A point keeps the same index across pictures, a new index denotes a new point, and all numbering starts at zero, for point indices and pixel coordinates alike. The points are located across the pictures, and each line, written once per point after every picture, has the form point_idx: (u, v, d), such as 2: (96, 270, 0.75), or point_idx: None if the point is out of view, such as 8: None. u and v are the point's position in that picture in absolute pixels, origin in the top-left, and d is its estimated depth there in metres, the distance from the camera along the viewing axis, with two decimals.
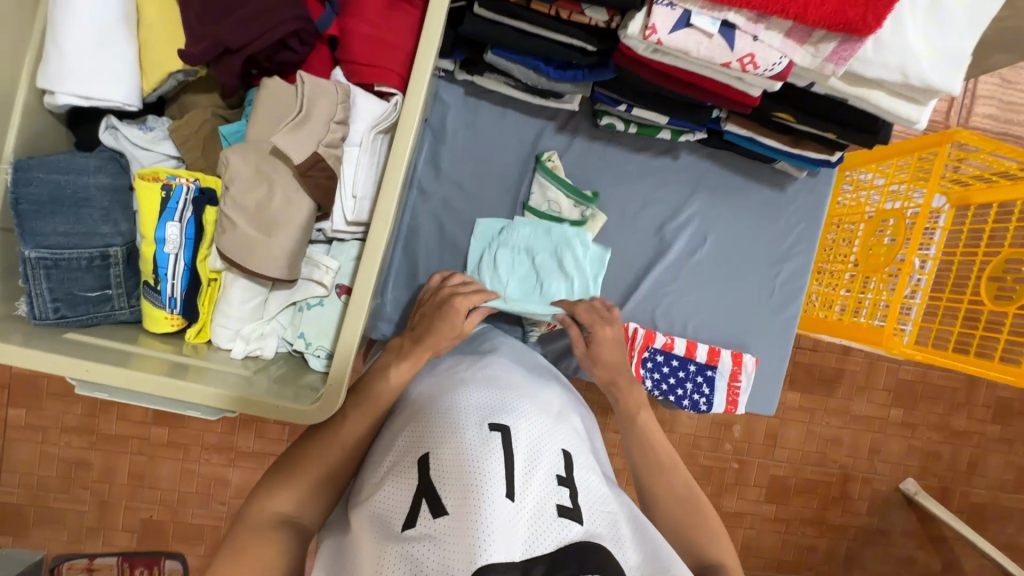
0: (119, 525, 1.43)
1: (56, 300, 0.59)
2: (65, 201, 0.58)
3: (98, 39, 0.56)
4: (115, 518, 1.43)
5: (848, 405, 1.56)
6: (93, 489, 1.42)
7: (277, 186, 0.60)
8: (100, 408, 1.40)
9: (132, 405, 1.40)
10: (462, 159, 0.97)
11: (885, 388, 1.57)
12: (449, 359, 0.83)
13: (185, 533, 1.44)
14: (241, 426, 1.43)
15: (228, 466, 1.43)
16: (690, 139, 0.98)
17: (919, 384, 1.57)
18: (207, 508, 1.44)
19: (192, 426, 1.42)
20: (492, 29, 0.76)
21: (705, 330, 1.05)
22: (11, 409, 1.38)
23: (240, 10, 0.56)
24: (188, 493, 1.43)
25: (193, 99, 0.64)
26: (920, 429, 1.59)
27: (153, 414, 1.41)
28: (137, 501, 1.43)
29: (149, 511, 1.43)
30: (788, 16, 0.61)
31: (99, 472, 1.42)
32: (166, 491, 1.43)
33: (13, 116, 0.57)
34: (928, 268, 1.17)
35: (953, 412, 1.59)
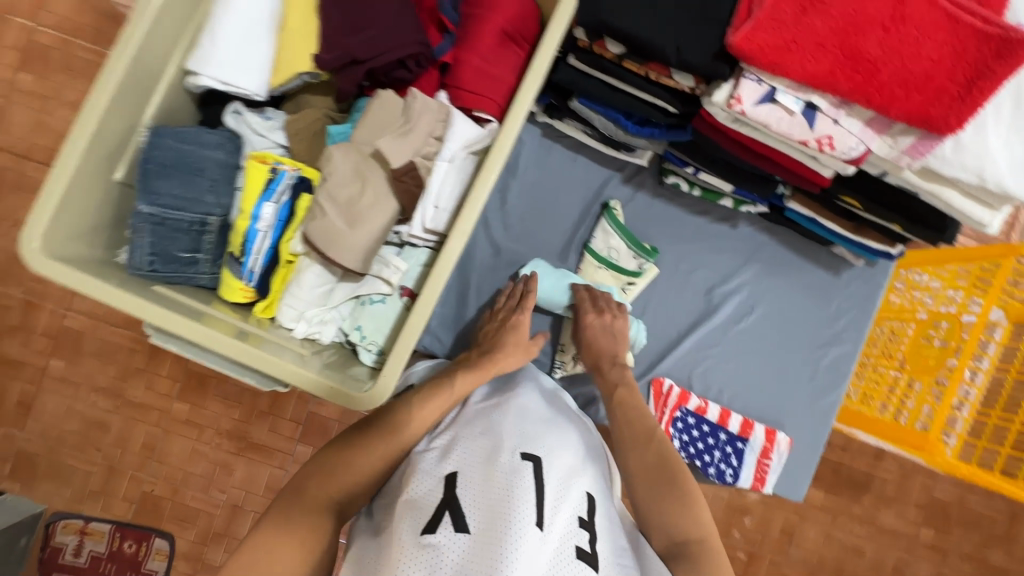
0: (121, 493, 1.40)
1: (153, 253, 0.64)
2: (183, 168, 0.64)
3: (245, 36, 0.63)
4: (119, 485, 1.40)
5: (875, 515, 1.48)
6: (106, 452, 1.40)
7: (369, 184, 0.64)
8: (130, 373, 1.39)
9: (161, 376, 1.40)
10: (528, 194, 1.02)
11: (916, 505, 1.48)
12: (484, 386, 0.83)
13: (181, 514, 1.40)
14: (258, 417, 1.41)
15: (237, 455, 1.41)
16: (750, 211, 1.02)
17: (954, 507, 1.48)
18: (206, 494, 1.40)
19: (209, 409, 1.40)
20: (583, 80, 0.82)
21: (740, 401, 1.03)
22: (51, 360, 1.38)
23: (373, 29, 0.62)
24: (191, 475, 1.41)
25: (309, 99, 0.70)
26: (950, 556, 1.48)
27: (178, 390, 1.40)
28: (144, 472, 1.40)
29: (151, 485, 1.41)
30: (871, 106, 0.64)
31: (115, 437, 1.40)
32: (172, 468, 1.40)
33: (157, 89, 0.65)
34: (978, 380, 1.14)
35: (990, 545, 1.48)
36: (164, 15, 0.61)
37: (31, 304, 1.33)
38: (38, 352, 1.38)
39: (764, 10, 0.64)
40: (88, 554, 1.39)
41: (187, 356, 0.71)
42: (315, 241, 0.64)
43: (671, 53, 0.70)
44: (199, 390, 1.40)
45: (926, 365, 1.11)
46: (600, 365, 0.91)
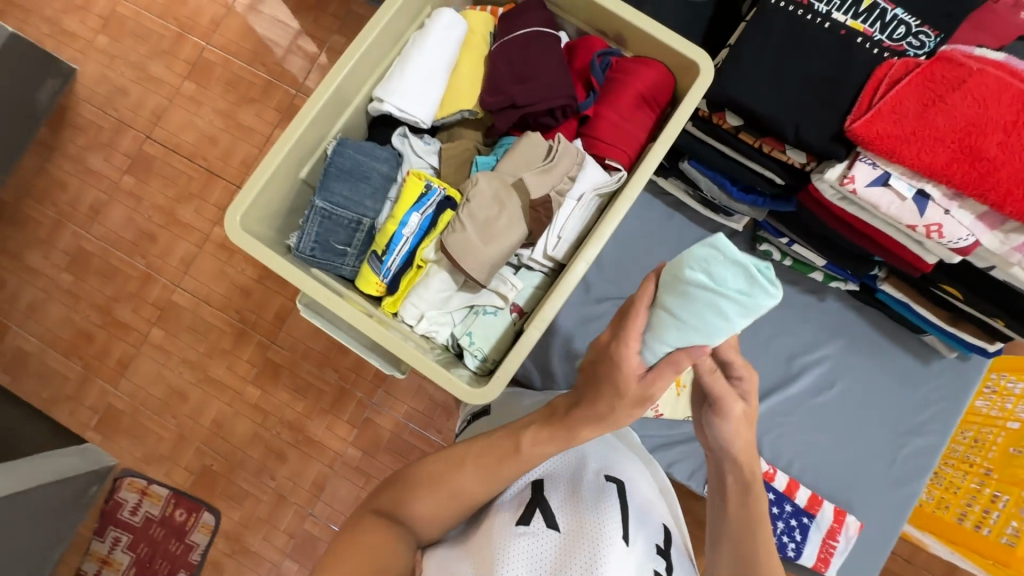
0: (184, 462, 1.40)
1: (316, 241, 0.76)
2: (355, 174, 0.76)
3: (425, 75, 0.76)
4: (184, 454, 1.40)
5: None
6: (179, 420, 1.41)
7: (506, 209, 0.72)
8: (217, 351, 1.41)
9: (243, 359, 1.40)
10: (623, 241, 1.09)
11: None
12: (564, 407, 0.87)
13: (230, 492, 1.38)
14: (319, 414, 1.38)
15: (293, 445, 1.38)
16: (840, 287, 1.04)
17: None
18: (257, 479, 1.38)
19: (275, 398, 1.39)
20: (698, 145, 0.91)
21: (810, 474, 1.02)
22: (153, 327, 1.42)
23: (533, 82, 0.74)
24: (248, 457, 1.38)
25: (461, 131, 0.81)
26: None
27: (255, 374, 1.40)
28: (208, 447, 1.40)
29: (212, 460, 1.39)
30: (986, 201, 0.67)
31: (192, 408, 1.41)
32: (234, 447, 1.39)
33: (346, 109, 0.78)
34: None
35: None
36: (369, 53, 0.75)
37: (152, 274, 1.41)
38: (144, 318, 1.42)
39: (885, 103, 0.70)
40: (144, 515, 1.40)
41: (327, 331, 0.84)
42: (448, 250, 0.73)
43: (789, 131, 0.77)
44: (276, 376, 1.40)
45: (1016, 475, 1.06)
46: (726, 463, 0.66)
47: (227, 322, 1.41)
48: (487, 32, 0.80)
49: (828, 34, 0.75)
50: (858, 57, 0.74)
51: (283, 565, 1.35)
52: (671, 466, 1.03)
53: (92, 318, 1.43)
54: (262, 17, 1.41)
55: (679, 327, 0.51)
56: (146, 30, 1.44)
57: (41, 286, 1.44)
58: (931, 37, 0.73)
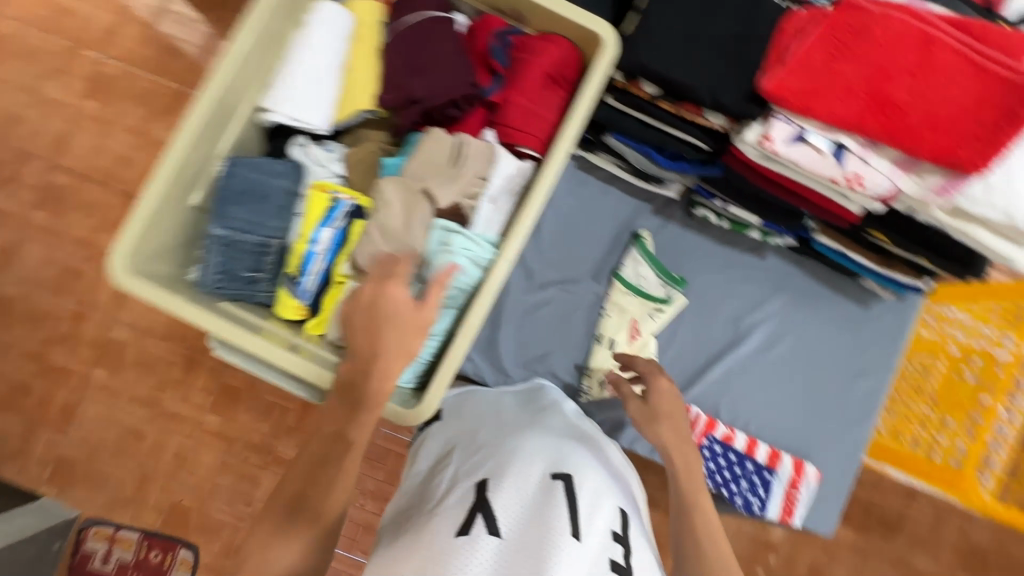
0: (150, 501, 1.33)
1: (220, 272, 0.70)
2: (253, 195, 0.70)
3: (314, 77, 0.70)
4: (149, 492, 1.33)
5: (908, 556, 1.43)
6: (137, 460, 1.33)
7: (417, 216, 0.68)
8: (168, 384, 1.34)
9: (196, 388, 1.35)
10: (561, 222, 1.06)
11: (952, 548, 1.44)
12: (512, 408, 0.85)
13: (206, 525, 1.33)
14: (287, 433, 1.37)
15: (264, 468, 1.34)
16: (779, 243, 1.04)
17: (991, 552, 1.43)
18: (231, 507, 1.33)
19: (239, 422, 1.35)
20: (617, 117, 0.87)
21: (768, 431, 1.04)
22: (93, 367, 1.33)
23: (430, 72, 0.68)
24: (218, 487, 1.33)
25: (365, 134, 0.76)
26: None
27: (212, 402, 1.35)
28: (174, 482, 1.33)
29: (180, 496, 1.33)
30: (900, 146, 0.67)
31: (150, 445, 1.34)
32: (201, 479, 1.34)
33: (234, 122, 0.71)
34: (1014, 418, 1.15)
35: None
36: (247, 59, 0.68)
37: (80, 314, 1.31)
38: (83, 360, 1.33)
39: (794, 57, 0.68)
40: (116, 562, 1.31)
41: (243, 367, 0.76)
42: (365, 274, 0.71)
43: (705, 96, 0.75)
44: (233, 401, 1.36)
45: (961, 402, 1.11)
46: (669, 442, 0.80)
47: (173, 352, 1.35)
48: (378, 20, 0.73)
49: None
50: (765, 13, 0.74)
51: None
52: (633, 441, 1.03)
53: (22, 368, 1.33)
54: (157, 23, 1.30)
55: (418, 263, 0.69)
56: (32, 47, 1.30)
57: None
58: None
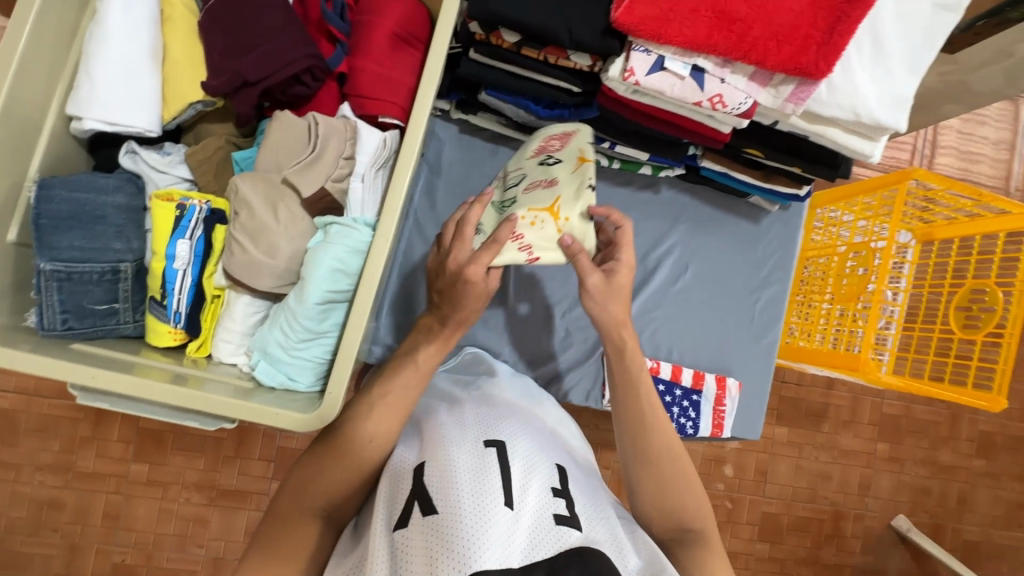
0: (89, 569, 1.29)
1: (65, 311, 0.61)
2: (83, 218, 0.61)
3: (124, 73, 0.61)
4: (85, 560, 1.29)
5: (835, 439, 1.59)
6: (64, 531, 1.28)
7: (281, 209, 0.63)
8: (79, 443, 1.29)
9: (113, 440, 1.30)
10: (455, 191, 1.03)
11: (870, 422, 1.60)
12: (445, 380, 0.84)
13: None
14: (225, 462, 1.32)
15: (209, 505, 1.31)
16: (669, 175, 1.06)
17: (903, 418, 1.61)
18: (183, 552, 1.30)
19: (172, 463, 1.31)
20: (487, 71, 0.85)
21: (690, 357, 1.08)
22: None
23: (259, 48, 0.61)
24: (164, 536, 1.30)
25: (208, 128, 0.68)
26: (907, 463, 1.61)
27: (135, 450, 1.30)
28: (111, 543, 1.29)
29: (122, 555, 1.29)
30: (751, 61, 0.68)
31: (73, 513, 1.28)
32: (142, 533, 1.30)
33: (41, 138, 0.62)
34: (901, 300, 1.25)
35: (938, 447, 1.62)
36: (34, 63, 0.59)
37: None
38: None
39: None
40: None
41: (120, 410, 0.67)
42: (239, 279, 0.64)
43: (563, 34, 0.72)
44: (156, 445, 1.30)
45: (851, 293, 1.19)
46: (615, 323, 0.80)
47: (75, 409, 1.28)
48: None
49: None
50: None
51: None
52: (570, 392, 1.04)
53: None
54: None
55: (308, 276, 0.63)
56: None
57: None
58: None
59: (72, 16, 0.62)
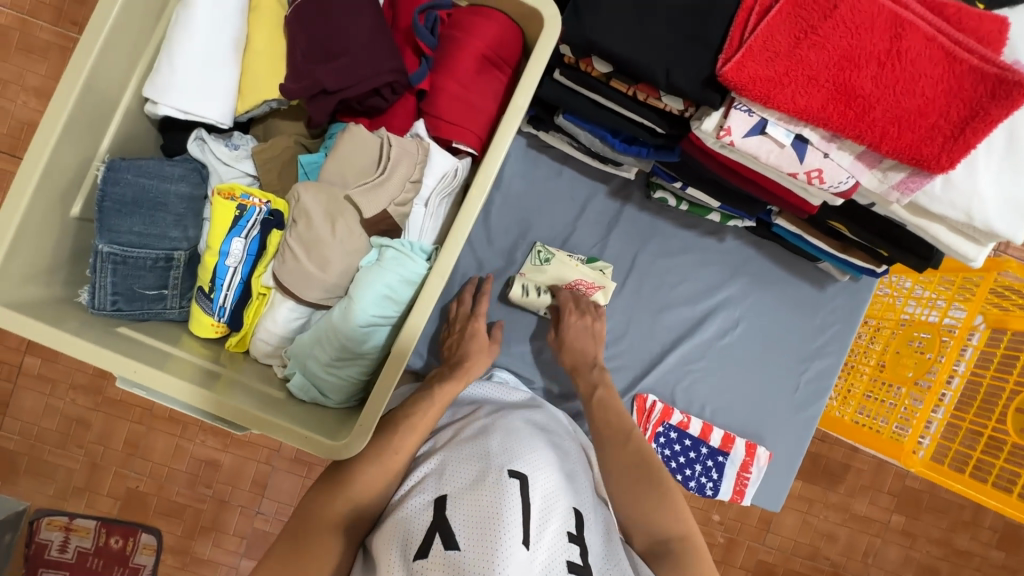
0: (105, 489, 1.35)
1: (116, 293, 0.61)
2: (145, 204, 0.60)
3: (204, 63, 0.59)
4: (102, 481, 1.35)
5: (849, 502, 1.52)
6: (87, 449, 1.34)
7: (339, 224, 0.61)
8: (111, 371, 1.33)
9: None
10: (512, 206, 0.99)
11: (889, 492, 1.53)
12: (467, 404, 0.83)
13: (166, 509, 1.35)
14: None
15: (222, 451, 1.35)
16: (737, 225, 1.00)
17: (924, 494, 1.53)
18: (191, 490, 1.35)
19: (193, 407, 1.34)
20: (568, 97, 0.80)
21: (722, 414, 1.03)
22: (27, 358, 1.32)
23: (344, 57, 0.58)
24: (177, 471, 1.35)
25: (278, 125, 0.67)
26: (919, 541, 1.54)
27: None
28: (128, 469, 1.34)
29: (137, 482, 1.35)
30: (864, 141, 0.62)
31: (97, 435, 1.34)
32: (158, 464, 1.35)
33: (114, 115, 0.61)
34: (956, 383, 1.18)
35: (956, 530, 1.54)
36: (119, 41, 0.57)
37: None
38: (12, 348, 1.31)
39: (756, 38, 0.61)
40: (76, 550, 1.33)
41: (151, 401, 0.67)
42: (285, 286, 0.63)
43: (660, 77, 0.67)
44: None
45: (905, 372, 1.13)
46: (579, 366, 0.93)
47: None
48: None
49: None
50: None
51: (240, 565, 1.36)
52: None
53: None
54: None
55: (355, 300, 0.61)
56: None
57: None
58: None
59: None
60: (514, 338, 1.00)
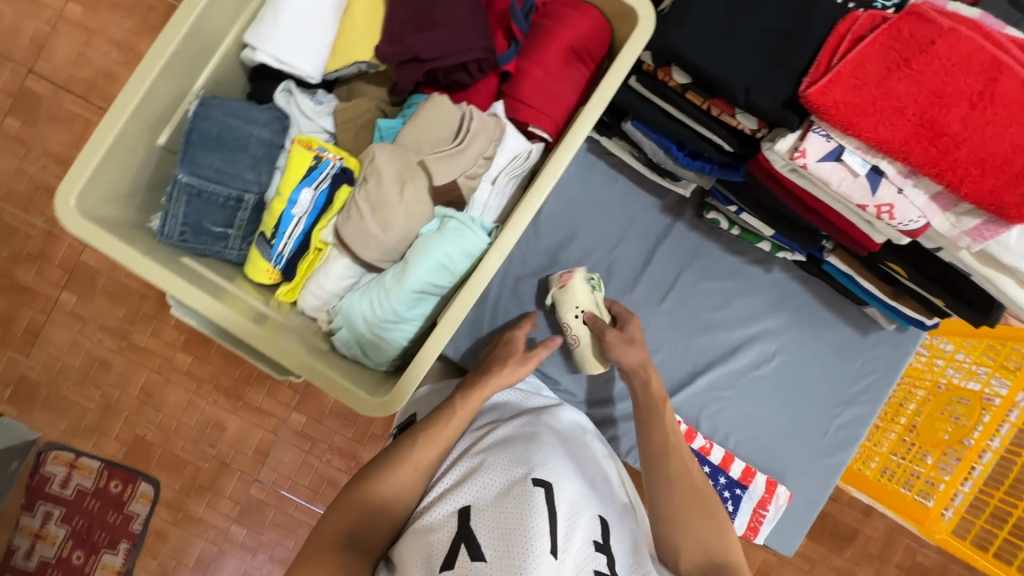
0: (113, 433, 1.30)
1: (184, 225, 0.62)
2: (227, 143, 0.62)
3: (306, 17, 0.61)
4: (113, 425, 1.29)
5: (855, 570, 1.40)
6: (103, 391, 1.29)
7: (408, 188, 0.62)
8: (139, 317, 1.28)
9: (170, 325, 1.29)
10: (563, 207, 1.00)
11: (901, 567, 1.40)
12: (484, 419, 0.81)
13: (168, 463, 1.29)
14: (257, 380, 1.31)
15: (231, 413, 1.31)
16: (786, 258, 0.99)
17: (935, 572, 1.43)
18: (196, 447, 1.30)
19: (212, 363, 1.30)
20: (641, 105, 0.80)
21: (745, 447, 1.01)
22: (64, 293, 1.27)
23: (440, 28, 0.60)
24: (186, 426, 1.29)
25: (362, 89, 0.68)
26: None
27: (185, 341, 1.29)
28: (139, 417, 1.29)
29: (146, 430, 1.29)
30: (943, 181, 0.61)
31: (117, 377, 1.30)
32: (168, 417, 1.30)
33: (213, 57, 0.63)
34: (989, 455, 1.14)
35: None
36: None
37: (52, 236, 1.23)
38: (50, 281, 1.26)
39: (846, 64, 0.61)
40: (76, 488, 1.28)
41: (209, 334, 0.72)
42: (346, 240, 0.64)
43: (739, 93, 0.67)
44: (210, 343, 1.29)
45: (937, 438, 1.09)
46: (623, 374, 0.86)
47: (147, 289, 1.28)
48: None
49: None
50: (819, 7, 0.65)
51: (230, 530, 1.30)
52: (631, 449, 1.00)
53: None
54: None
55: (411, 266, 0.62)
56: None
57: None
58: None
59: None
60: (546, 337, 0.99)
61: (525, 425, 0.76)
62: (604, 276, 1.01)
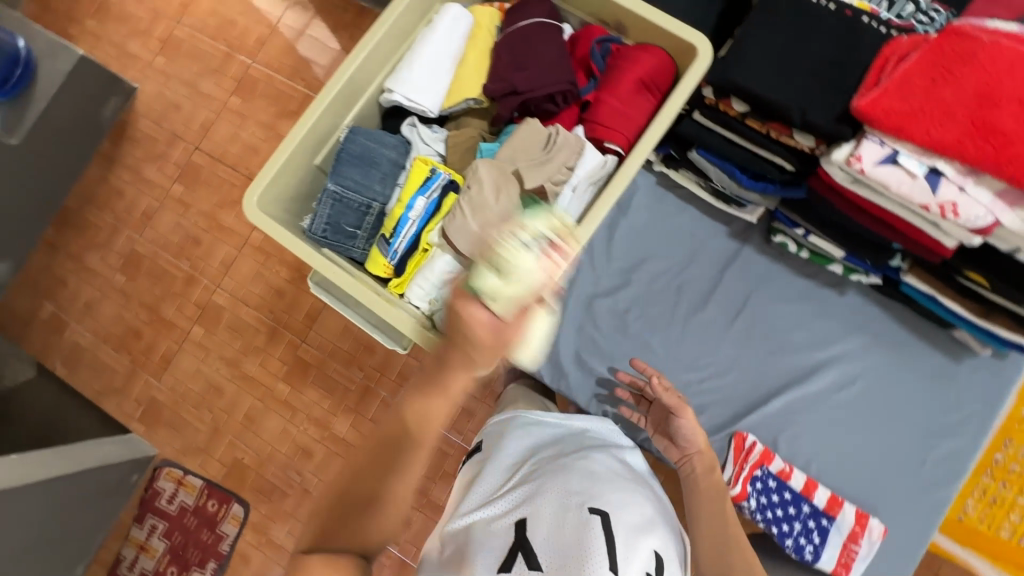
0: (217, 455, 1.38)
1: (328, 223, 0.80)
2: (365, 161, 0.80)
3: (431, 67, 0.80)
4: (217, 447, 1.38)
5: None
6: (214, 414, 1.40)
7: (503, 191, 0.75)
8: (251, 349, 1.41)
9: (275, 357, 1.39)
10: (634, 233, 1.09)
11: None
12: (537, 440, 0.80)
13: (259, 487, 1.34)
14: (342, 412, 1.34)
15: (317, 441, 1.34)
16: (861, 281, 1.00)
17: None
18: (283, 473, 1.34)
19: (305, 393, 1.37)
20: (704, 134, 0.90)
21: (831, 475, 0.97)
22: (195, 326, 1.44)
23: (533, 69, 0.77)
24: (277, 452, 1.35)
25: (468, 121, 0.84)
26: None
27: (286, 372, 1.38)
28: (240, 441, 1.37)
29: (244, 454, 1.37)
30: (1004, 176, 0.65)
31: (226, 403, 1.40)
32: (265, 442, 1.36)
33: (360, 100, 0.82)
34: None
35: None
36: (381, 49, 0.80)
37: (193, 276, 1.45)
38: (186, 316, 1.45)
39: (892, 81, 0.69)
40: (180, 504, 1.37)
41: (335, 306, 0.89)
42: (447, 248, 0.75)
43: (796, 112, 0.76)
44: (309, 375, 1.37)
45: None
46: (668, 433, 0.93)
47: (260, 322, 1.41)
48: (494, 28, 0.83)
49: (833, 14, 0.76)
50: (864, 38, 0.75)
51: None
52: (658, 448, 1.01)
53: (138, 317, 1.47)
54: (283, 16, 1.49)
55: None
56: (200, 50, 1.52)
57: (97, 285, 1.49)
58: (941, 16, 0.75)
59: (412, 22, 0.82)
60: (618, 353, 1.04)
61: (575, 441, 0.80)
62: (674, 297, 1.06)
